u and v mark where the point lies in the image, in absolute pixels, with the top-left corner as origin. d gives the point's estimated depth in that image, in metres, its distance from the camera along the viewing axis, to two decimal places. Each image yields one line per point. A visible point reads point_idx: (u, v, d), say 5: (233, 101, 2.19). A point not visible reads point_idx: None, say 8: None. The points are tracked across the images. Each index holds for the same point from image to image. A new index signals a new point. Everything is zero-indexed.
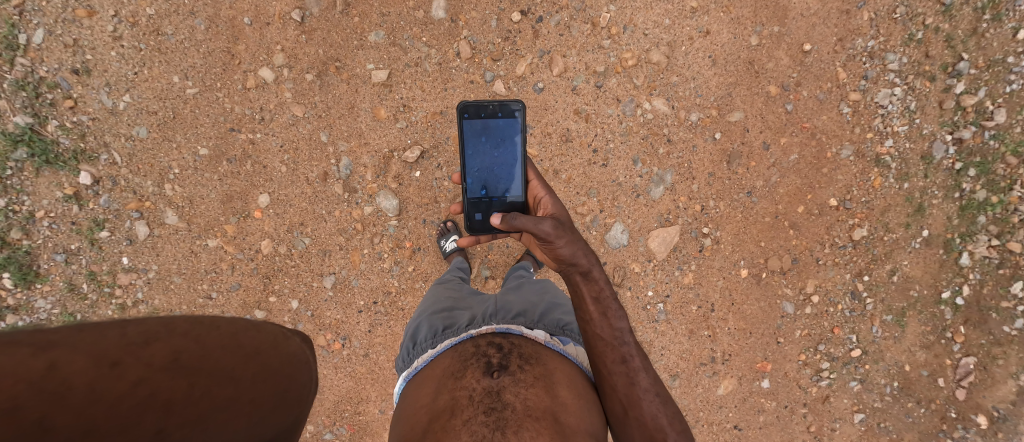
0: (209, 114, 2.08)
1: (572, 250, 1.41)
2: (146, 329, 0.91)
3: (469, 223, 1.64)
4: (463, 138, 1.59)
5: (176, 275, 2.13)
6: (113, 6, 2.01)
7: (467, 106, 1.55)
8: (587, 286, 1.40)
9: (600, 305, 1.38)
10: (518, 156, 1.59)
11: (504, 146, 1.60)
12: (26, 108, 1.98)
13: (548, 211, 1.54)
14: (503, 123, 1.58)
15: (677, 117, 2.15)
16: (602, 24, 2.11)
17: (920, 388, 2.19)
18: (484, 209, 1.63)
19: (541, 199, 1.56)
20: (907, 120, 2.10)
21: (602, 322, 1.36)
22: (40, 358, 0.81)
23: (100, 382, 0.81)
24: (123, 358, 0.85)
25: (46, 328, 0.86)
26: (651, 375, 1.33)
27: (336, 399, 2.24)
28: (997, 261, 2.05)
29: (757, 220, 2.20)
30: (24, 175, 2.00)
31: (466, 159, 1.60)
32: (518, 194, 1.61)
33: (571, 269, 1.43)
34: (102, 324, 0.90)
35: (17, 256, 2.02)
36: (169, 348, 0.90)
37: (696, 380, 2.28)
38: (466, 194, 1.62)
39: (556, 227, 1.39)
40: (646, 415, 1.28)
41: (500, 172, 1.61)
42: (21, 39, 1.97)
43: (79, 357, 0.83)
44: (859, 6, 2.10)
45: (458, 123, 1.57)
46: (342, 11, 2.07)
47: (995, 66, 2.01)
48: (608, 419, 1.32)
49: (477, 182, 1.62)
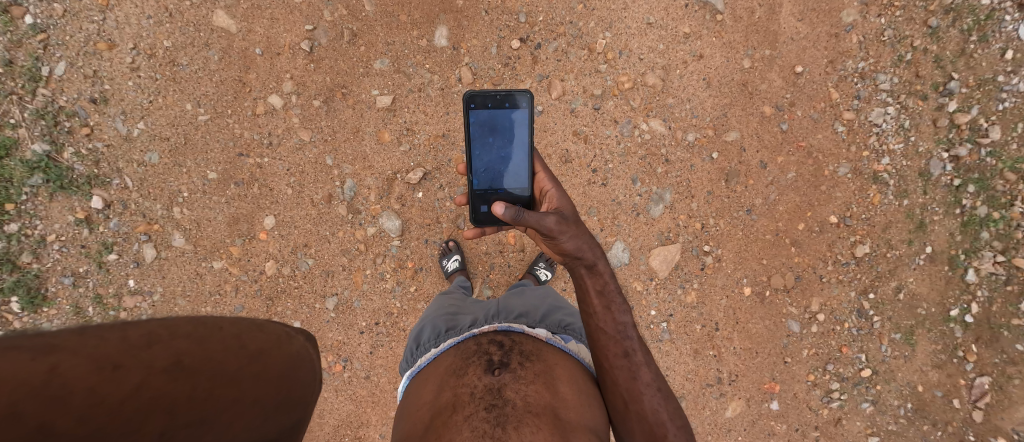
0: (219, 139, 2.15)
1: (577, 244, 1.41)
2: (147, 332, 0.88)
3: (474, 215, 1.68)
4: (471, 130, 1.62)
5: (181, 297, 2.17)
6: (132, 39, 2.11)
7: (473, 96, 1.58)
8: (591, 279, 1.43)
9: (604, 299, 1.40)
10: (524, 148, 1.62)
11: (509, 137, 1.63)
12: (44, 136, 2.04)
13: (554, 204, 1.57)
14: (508, 113, 1.61)
15: (674, 137, 2.20)
16: (598, 50, 2.18)
17: (934, 410, 2.14)
18: (489, 202, 1.66)
19: (547, 192, 1.60)
20: (902, 138, 2.13)
21: (604, 315, 1.38)
22: (40, 363, 0.77)
23: (101, 386, 0.79)
24: (125, 361, 0.82)
25: (47, 332, 0.82)
26: (653, 370, 1.34)
27: (337, 423, 2.22)
28: (1004, 277, 2.03)
29: (757, 238, 2.21)
30: (38, 200, 2.06)
31: (472, 150, 1.64)
32: (523, 187, 1.64)
33: (575, 263, 1.44)
34: (102, 326, 0.86)
35: (25, 280, 2.06)
36: (171, 351, 0.87)
37: (704, 402, 2.23)
38: (472, 186, 1.65)
39: (559, 222, 1.40)
40: (647, 410, 1.29)
41: (505, 164, 1.64)
42: (44, 71, 2.05)
43: (80, 361, 0.79)
44: (847, 30, 2.17)
45: (466, 114, 1.60)
46: (349, 41, 2.16)
47: (986, 85, 2.04)
48: (608, 415, 1.33)
49: (484, 176, 1.65)
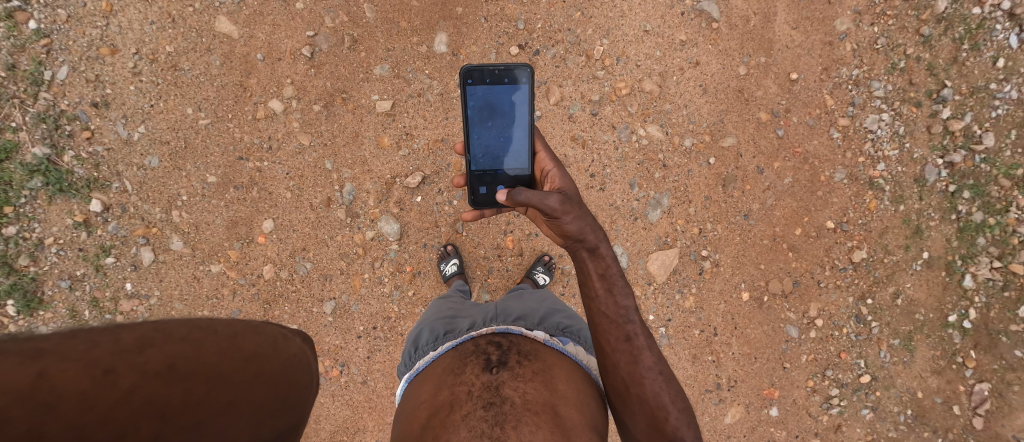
0: (219, 144, 2.16)
1: (579, 225, 1.44)
2: (139, 336, 0.87)
3: (474, 196, 1.69)
4: (468, 108, 1.62)
5: (178, 301, 2.16)
6: (134, 44, 2.13)
7: (471, 71, 1.57)
8: (594, 262, 1.43)
9: (606, 282, 1.40)
10: (523, 125, 1.64)
11: (508, 114, 1.63)
12: (45, 139, 2.05)
13: (555, 184, 1.61)
14: (508, 89, 1.61)
15: (671, 143, 2.22)
16: (596, 56, 2.21)
17: (934, 417, 2.13)
18: (489, 183, 1.68)
19: (548, 172, 1.64)
20: (897, 145, 2.15)
21: (606, 298, 1.38)
22: (27, 368, 0.76)
23: (93, 391, 0.77)
24: (116, 365, 0.81)
25: (35, 336, 0.81)
26: (654, 354, 1.33)
27: (333, 429, 2.20)
28: (1002, 283, 2.04)
29: (755, 243, 2.22)
30: (37, 203, 2.06)
31: (471, 133, 1.64)
32: (524, 168, 1.67)
33: (577, 245, 1.45)
34: (93, 330, 0.86)
35: (22, 283, 2.05)
36: (164, 355, 0.86)
37: (703, 408, 2.22)
38: (471, 167, 1.66)
39: (562, 203, 1.42)
40: (648, 393, 1.28)
41: (505, 145, 1.65)
42: (47, 76, 2.07)
43: (70, 366, 0.78)
44: (841, 38, 2.19)
45: (463, 89, 1.59)
46: (350, 47, 2.18)
47: (978, 93, 2.07)
48: (609, 397, 1.33)
49: (483, 156, 1.66)
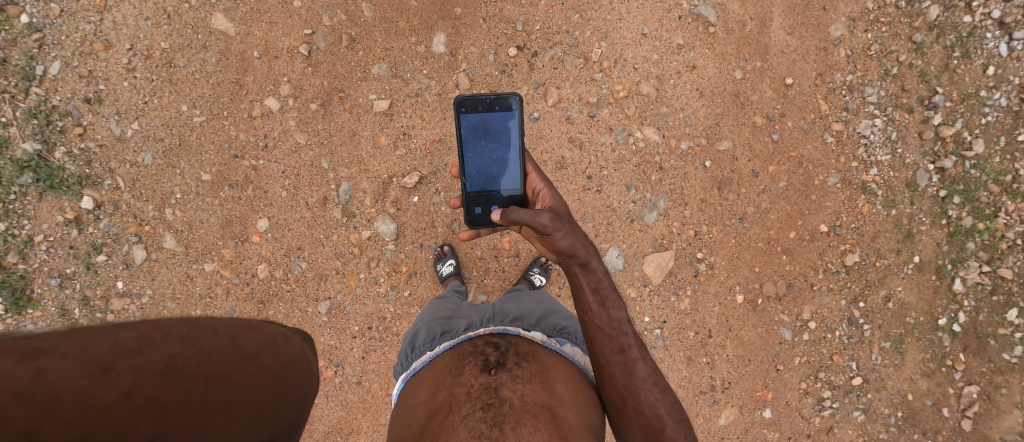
0: (214, 141, 2.14)
1: (570, 241, 1.41)
2: (139, 334, 0.86)
3: (469, 217, 1.68)
4: (463, 135, 1.64)
5: (170, 299, 2.14)
6: (129, 40, 2.11)
7: (464, 100, 1.59)
8: (586, 277, 1.42)
9: (599, 296, 1.40)
10: (516, 150, 1.64)
11: (502, 139, 1.64)
12: (35, 135, 2.02)
13: (547, 203, 1.58)
14: (501, 116, 1.63)
15: (668, 145, 2.23)
16: (594, 59, 2.22)
17: (924, 418, 2.16)
18: (483, 204, 1.67)
19: (540, 191, 1.61)
20: (890, 150, 2.18)
21: (600, 312, 1.38)
22: (27, 367, 0.75)
23: (91, 390, 0.76)
24: (115, 364, 0.80)
25: (34, 335, 0.81)
26: (649, 365, 1.34)
27: (327, 430, 2.19)
28: (991, 287, 2.07)
29: (749, 246, 2.23)
30: (27, 200, 2.03)
31: (465, 155, 1.65)
32: (517, 188, 1.66)
33: (570, 261, 1.44)
34: (94, 328, 0.85)
35: (11, 281, 2.02)
36: (163, 353, 0.85)
37: (697, 409, 2.23)
38: (465, 189, 1.66)
39: (553, 220, 1.39)
40: (644, 404, 1.29)
41: (500, 166, 1.65)
42: (38, 71, 2.04)
43: (68, 365, 0.77)
44: (835, 44, 2.22)
45: (458, 118, 1.62)
46: (348, 46, 2.18)
47: (969, 99, 2.10)
48: (606, 409, 1.34)
49: (478, 178, 1.66)
